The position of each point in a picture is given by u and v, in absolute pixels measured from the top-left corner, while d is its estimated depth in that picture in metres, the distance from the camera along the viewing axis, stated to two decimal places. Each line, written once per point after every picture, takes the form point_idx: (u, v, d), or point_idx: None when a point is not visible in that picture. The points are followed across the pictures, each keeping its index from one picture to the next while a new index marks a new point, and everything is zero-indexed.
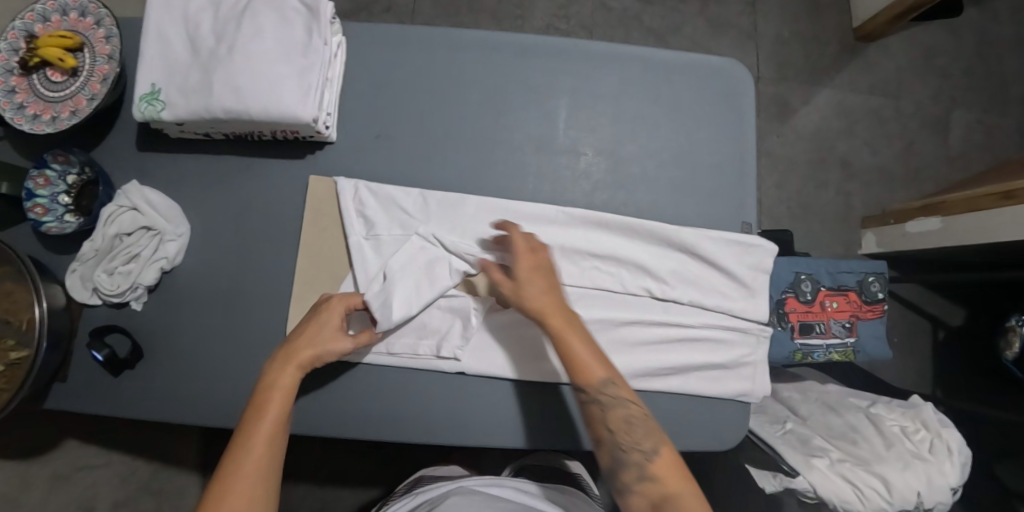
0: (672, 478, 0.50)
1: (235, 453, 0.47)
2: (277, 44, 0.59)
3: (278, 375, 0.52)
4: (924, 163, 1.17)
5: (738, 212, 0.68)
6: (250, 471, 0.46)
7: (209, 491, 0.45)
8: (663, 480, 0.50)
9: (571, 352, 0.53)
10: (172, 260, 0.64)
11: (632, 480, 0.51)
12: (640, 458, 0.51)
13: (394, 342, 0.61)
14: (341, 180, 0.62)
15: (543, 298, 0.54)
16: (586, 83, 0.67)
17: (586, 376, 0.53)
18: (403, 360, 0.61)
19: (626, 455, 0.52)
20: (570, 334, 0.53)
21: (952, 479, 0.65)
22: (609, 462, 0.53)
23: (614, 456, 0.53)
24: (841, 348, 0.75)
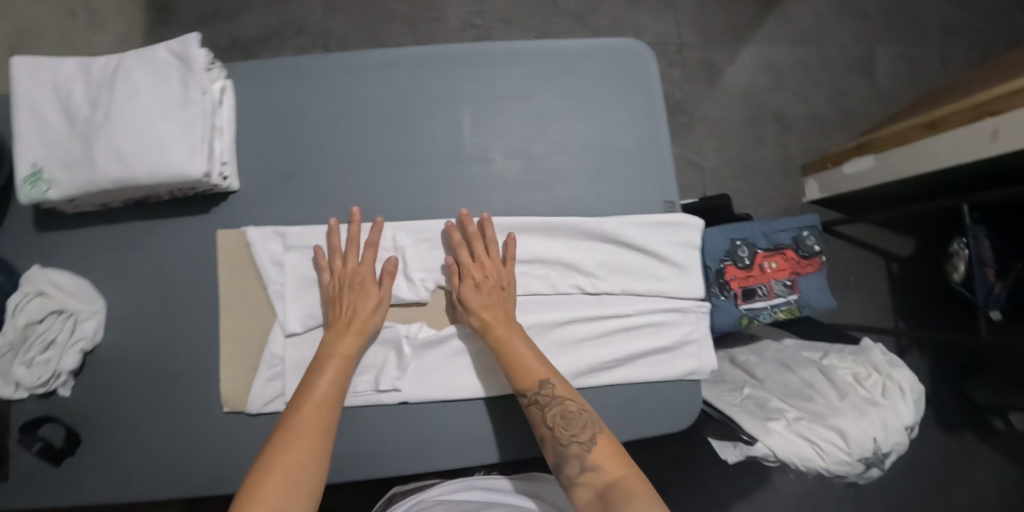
0: (613, 464, 0.51)
1: (297, 415, 0.52)
2: (154, 102, 0.57)
3: (338, 344, 0.57)
4: (854, 104, 1.18)
5: (659, 193, 0.67)
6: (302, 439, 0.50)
7: (260, 461, 0.49)
8: (602, 467, 0.51)
9: (512, 353, 0.57)
10: (93, 339, 0.62)
11: (574, 474, 0.52)
12: (581, 450, 0.52)
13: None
14: (249, 230, 0.61)
15: (481, 308, 0.58)
16: (485, 89, 0.66)
17: (521, 377, 0.55)
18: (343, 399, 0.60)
19: (567, 449, 0.53)
20: (513, 339, 0.57)
21: (906, 419, 0.66)
22: (553, 459, 0.54)
23: (556, 452, 0.53)
24: (786, 306, 0.75)
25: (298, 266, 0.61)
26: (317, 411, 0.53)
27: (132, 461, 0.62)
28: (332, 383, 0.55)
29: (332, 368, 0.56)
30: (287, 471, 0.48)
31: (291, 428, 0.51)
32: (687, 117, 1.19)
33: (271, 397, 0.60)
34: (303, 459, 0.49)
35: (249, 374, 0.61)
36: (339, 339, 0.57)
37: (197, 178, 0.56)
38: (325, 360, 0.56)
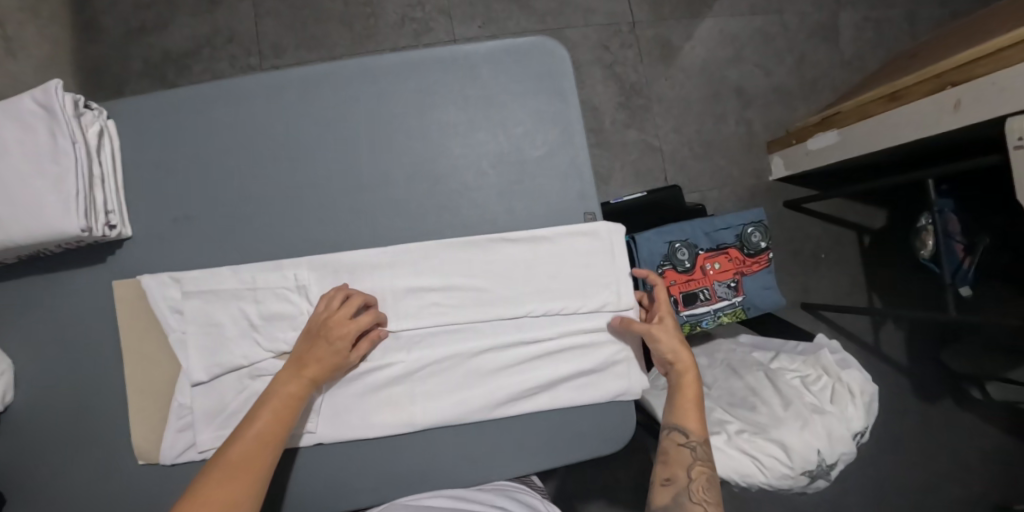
0: None
1: (233, 458, 0.48)
2: (24, 156, 0.54)
3: (287, 385, 0.53)
4: (820, 74, 1.11)
5: (579, 202, 0.62)
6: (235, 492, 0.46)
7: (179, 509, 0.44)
8: None
9: (687, 400, 0.55)
10: (3, 400, 0.60)
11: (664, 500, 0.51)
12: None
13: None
14: (143, 278, 0.58)
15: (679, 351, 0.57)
16: (385, 108, 0.61)
17: (690, 421, 0.54)
18: None
19: (689, 502, 0.50)
20: (690, 390, 0.56)
21: (853, 425, 0.63)
22: (665, 500, 0.51)
23: (675, 497, 0.51)
24: (730, 309, 0.72)
25: (194, 315, 0.58)
26: (255, 454, 0.48)
27: None
28: (276, 425, 0.51)
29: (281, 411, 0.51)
30: None
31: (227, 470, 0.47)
32: (643, 99, 1.12)
33: (185, 448, 0.59)
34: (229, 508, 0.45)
35: (163, 427, 0.59)
36: (290, 381, 0.53)
37: (75, 234, 0.53)
38: (274, 399, 0.52)
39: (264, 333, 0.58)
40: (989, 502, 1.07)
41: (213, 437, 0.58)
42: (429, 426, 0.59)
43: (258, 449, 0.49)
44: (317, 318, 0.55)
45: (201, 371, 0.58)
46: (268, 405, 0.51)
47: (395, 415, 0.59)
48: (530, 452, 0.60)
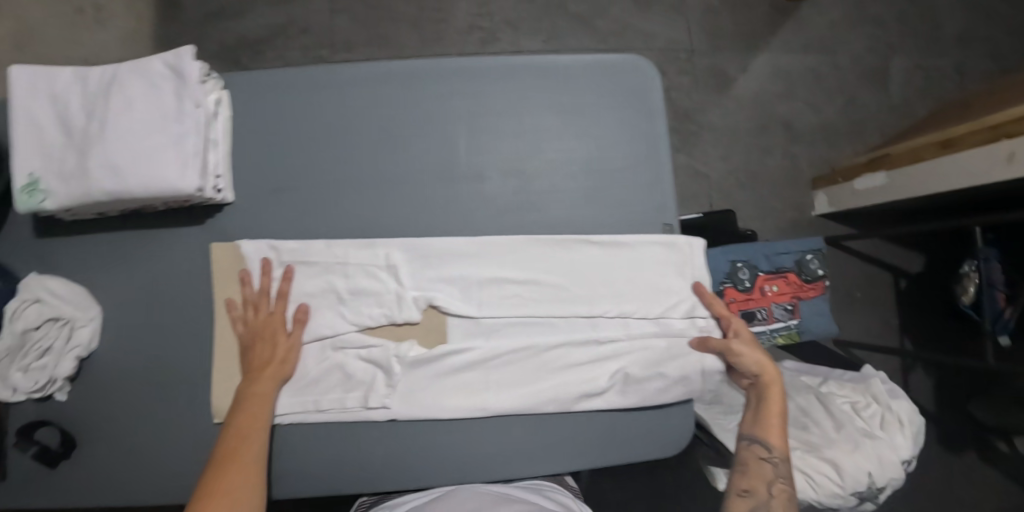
0: None
1: (225, 460, 0.50)
2: (148, 114, 0.57)
3: (253, 388, 0.56)
4: (868, 116, 1.15)
5: (658, 215, 0.66)
6: (234, 487, 0.49)
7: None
8: None
9: (771, 417, 0.58)
10: (89, 346, 0.63)
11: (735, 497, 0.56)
12: None
13: (321, 396, 0.60)
14: (244, 243, 0.61)
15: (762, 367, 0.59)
16: (482, 104, 0.65)
17: (771, 436, 0.57)
18: (334, 415, 0.60)
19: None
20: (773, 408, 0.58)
21: (903, 452, 0.65)
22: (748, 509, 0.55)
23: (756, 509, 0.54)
24: (786, 331, 0.74)
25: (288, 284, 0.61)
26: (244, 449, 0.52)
27: (127, 463, 0.65)
28: (254, 420, 0.54)
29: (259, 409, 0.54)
30: None
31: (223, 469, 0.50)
32: (694, 125, 1.16)
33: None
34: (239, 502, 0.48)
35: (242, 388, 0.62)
36: (254, 382, 0.56)
37: (189, 193, 0.56)
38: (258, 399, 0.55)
39: (352, 306, 0.62)
40: None
41: (291, 402, 0.60)
42: (500, 413, 0.61)
43: (246, 444, 0.52)
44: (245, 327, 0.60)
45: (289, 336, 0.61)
46: (245, 409, 0.54)
47: (469, 400, 0.61)
48: (597, 447, 0.62)
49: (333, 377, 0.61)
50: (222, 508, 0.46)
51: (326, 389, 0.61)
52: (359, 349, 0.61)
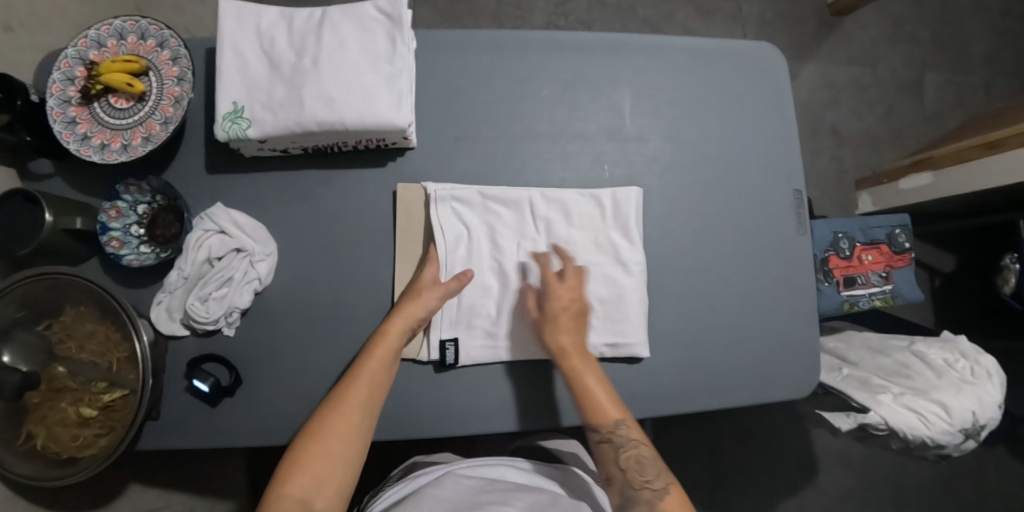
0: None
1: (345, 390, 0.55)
2: (361, 53, 0.60)
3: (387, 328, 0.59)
4: (903, 125, 1.29)
5: (789, 181, 0.75)
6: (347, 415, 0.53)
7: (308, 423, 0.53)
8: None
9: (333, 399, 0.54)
10: (263, 281, 0.64)
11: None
12: (652, 495, 0.57)
13: (502, 332, 0.64)
14: (430, 185, 0.64)
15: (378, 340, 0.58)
16: (644, 75, 0.72)
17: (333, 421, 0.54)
18: (508, 353, 0.64)
19: (637, 491, 0.58)
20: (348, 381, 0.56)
21: (997, 397, 0.74)
22: (618, 498, 0.59)
23: (625, 492, 0.59)
24: (882, 295, 0.83)
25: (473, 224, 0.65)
26: (360, 392, 0.55)
27: (290, 402, 0.65)
28: (381, 365, 0.57)
29: (589, 402, 0.59)
30: (329, 440, 0.51)
31: (333, 407, 0.54)
32: None
33: (444, 349, 0.62)
34: (341, 445, 0.52)
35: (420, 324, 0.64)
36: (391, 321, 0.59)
37: (399, 129, 0.59)
38: (583, 390, 0.59)
39: (529, 248, 0.65)
40: None
41: (475, 339, 0.63)
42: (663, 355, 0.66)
43: (367, 388, 0.55)
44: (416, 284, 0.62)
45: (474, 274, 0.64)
46: (375, 349, 0.57)
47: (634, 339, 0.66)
48: (741, 385, 0.70)
49: (509, 314, 0.64)
50: (332, 430, 0.52)
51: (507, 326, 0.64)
52: (538, 288, 0.65)
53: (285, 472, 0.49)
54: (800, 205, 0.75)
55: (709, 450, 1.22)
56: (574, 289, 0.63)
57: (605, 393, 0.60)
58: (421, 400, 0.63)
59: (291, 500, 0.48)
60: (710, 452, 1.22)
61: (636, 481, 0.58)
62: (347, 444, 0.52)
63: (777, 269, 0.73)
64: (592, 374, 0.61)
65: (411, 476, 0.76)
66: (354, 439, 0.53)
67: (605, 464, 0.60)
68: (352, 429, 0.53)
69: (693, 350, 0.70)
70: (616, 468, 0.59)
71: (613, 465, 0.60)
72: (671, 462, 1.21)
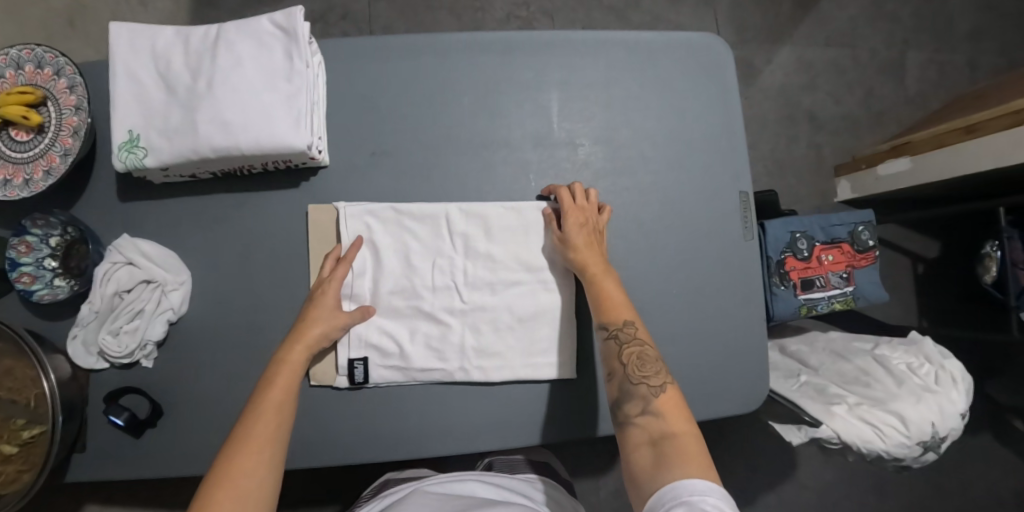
0: (676, 417, 0.49)
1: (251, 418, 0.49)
2: (257, 72, 0.57)
3: (288, 352, 0.55)
4: (884, 108, 1.23)
5: (734, 182, 0.70)
6: (262, 445, 0.47)
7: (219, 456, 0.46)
8: (666, 416, 0.49)
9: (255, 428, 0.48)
10: (178, 310, 0.63)
11: (634, 414, 0.51)
12: (648, 392, 0.51)
13: (415, 355, 0.62)
14: (341, 205, 0.62)
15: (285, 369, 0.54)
16: (573, 74, 0.68)
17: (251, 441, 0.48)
18: (427, 375, 0.62)
19: (635, 386, 0.52)
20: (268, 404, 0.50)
21: (960, 406, 0.69)
22: (614, 395, 0.53)
23: (622, 388, 0.53)
24: (842, 297, 0.79)
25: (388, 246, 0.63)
26: (264, 426, 0.49)
27: (212, 432, 0.64)
28: (285, 396, 0.52)
29: (600, 301, 0.56)
30: (244, 474, 0.45)
31: (235, 448, 0.47)
32: None
33: (352, 368, 0.61)
34: (250, 487, 0.45)
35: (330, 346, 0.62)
36: (292, 349, 0.55)
37: (301, 150, 0.57)
38: (599, 291, 0.57)
39: (443, 266, 0.63)
40: (999, 502, 1.21)
41: (387, 361, 0.62)
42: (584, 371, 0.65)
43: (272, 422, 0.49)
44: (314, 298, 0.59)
45: (384, 288, 0.62)
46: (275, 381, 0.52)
47: (551, 357, 0.63)
48: (686, 401, 0.66)
49: (422, 335, 0.62)
50: (245, 462, 0.46)
51: (420, 348, 0.62)
52: (455, 307, 0.63)
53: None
54: (747, 207, 0.70)
55: None
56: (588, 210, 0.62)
57: (619, 296, 0.57)
58: (342, 424, 0.62)
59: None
60: None
61: (635, 376, 0.53)
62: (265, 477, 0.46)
63: (724, 276, 0.69)
64: (611, 280, 0.58)
65: (382, 494, 0.71)
66: (264, 479, 0.46)
67: (608, 359, 0.55)
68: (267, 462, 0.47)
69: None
70: (618, 364, 0.54)
71: (616, 361, 0.54)
72: None
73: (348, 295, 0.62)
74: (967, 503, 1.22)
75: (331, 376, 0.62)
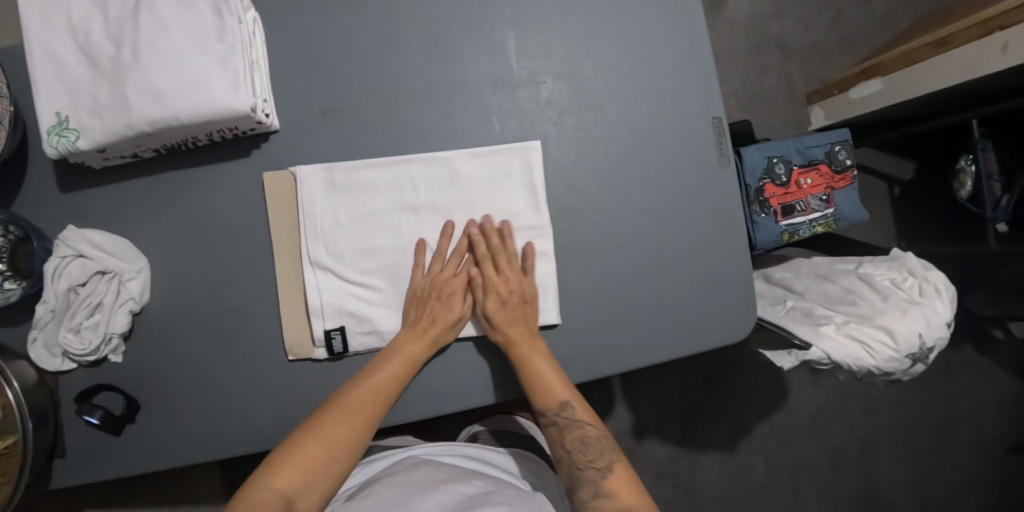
0: (625, 493, 0.58)
1: (356, 399, 0.55)
2: (185, 34, 0.53)
3: (413, 345, 0.58)
4: (853, 30, 1.21)
5: (707, 108, 0.67)
6: (352, 426, 0.54)
7: (326, 411, 0.54)
8: (616, 494, 0.57)
9: (355, 411, 0.55)
10: (141, 299, 0.60)
11: (588, 497, 0.58)
12: (596, 475, 0.59)
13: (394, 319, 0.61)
14: (298, 169, 0.59)
15: (401, 354, 0.58)
16: (529, 9, 0.64)
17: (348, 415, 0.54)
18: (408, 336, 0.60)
19: (582, 472, 0.60)
20: (368, 388, 0.56)
21: (944, 315, 0.70)
22: (567, 479, 0.61)
23: (571, 474, 0.61)
24: (824, 220, 0.77)
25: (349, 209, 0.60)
26: (368, 403, 0.55)
27: (192, 420, 0.61)
28: (392, 381, 0.57)
29: (538, 389, 0.58)
30: (333, 442, 0.53)
31: (343, 409, 0.55)
32: None
33: (329, 338, 0.60)
34: (322, 460, 0.53)
35: (303, 318, 0.61)
36: (415, 341, 0.59)
37: (244, 114, 0.53)
38: (534, 378, 0.58)
39: (410, 225, 0.61)
40: (983, 408, 1.25)
41: (365, 327, 0.61)
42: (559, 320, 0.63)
43: (374, 400, 0.56)
44: (424, 283, 0.60)
45: (348, 251, 0.60)
46: (393, 364, 0.57)
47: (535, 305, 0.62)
48: (673, 336, 0.65)
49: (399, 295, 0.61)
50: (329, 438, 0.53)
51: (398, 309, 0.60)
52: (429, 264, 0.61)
53: (281, 464, 0.51)
54: (722, 132, 0.68)
55: (679, 391, 1.20)
56: (512, 275, 0.61)
57: (553, 377, 0.59)
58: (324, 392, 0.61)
59: (278, 493, 0.50)
60: (680, 393, 1.20)
61: (581, 462, 0.60)
62: (346, 450, 0.54)
63: (701, 205, 0.67)
64: (543, 360, 0.59)
65: (365, 462, 0.70)
66: (353, 443, 0.55)
67: (554, 443, 0.62)
68: (352, 437, 0.54)
69: (616, 307, 0.64)
70: (563, 449, 0.62)
71: (561, 446, 0.62)
72: (641, 409, 1.19)
73: (313, 264, 0.60)
74: (952, 413, 1.26)
75: (310, 345, 0.61)
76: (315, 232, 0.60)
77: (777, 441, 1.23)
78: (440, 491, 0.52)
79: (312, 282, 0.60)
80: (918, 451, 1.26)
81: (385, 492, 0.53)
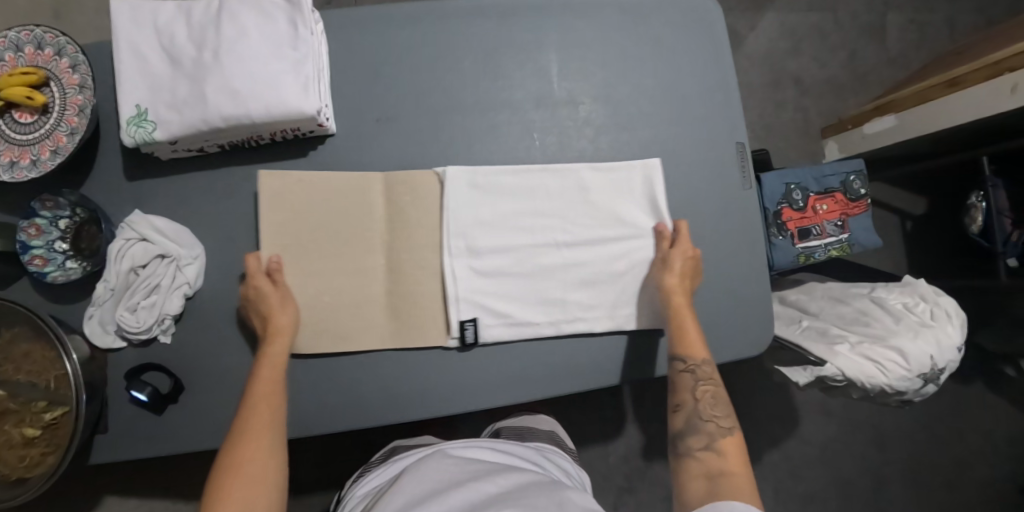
0: (734, 457, 0.55)
1: (244, 418, 0.52)
2: (262, 41, 0.58)
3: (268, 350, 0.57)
4: (867, 69, 1.27)
5: (732, 134, 0.72)
6: (257, 437, 0.51)
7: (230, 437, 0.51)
8: (725, 454, 0.55)
9: (251, 426, 0.52)
10: (194, 285, 0.63)
11: (696, 446, 0.57)
12: (715, 429, 0.58)
13: (515, 311, 0.65)
14: (447, 170, 0.63)
15: (266, 360, 0.56)
16: (571, 35, 0.69)
17: (249, 430, 0.52)
18: (525, 330, 0.65)
19: (702, 422, 0.58)
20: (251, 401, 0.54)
21: (955, 339, 0.73)
22: (680, 426, 0.59)
23: (688, 422, 0.59)
24: (838, 244, 0.81)
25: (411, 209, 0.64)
26: (261, 407, 0.53)
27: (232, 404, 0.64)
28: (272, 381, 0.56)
29: (680, 336, 0.62)
30: (250, 458, 0.50)
31: (240, 429, 0.52)
32: None
33: (464, 329, 0.63)
34: (263, 473, 0.50)
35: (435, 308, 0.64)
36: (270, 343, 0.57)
37: (310, 116, 0.57)
38: (678, 326, 0.62)
39: (542, 227, 0.66)
40: (991, 440, 1.27)
41: (497, 320, 0.64)
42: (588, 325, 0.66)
43: (265, 408, 0.54)
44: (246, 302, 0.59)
45: (485, 249, 0.65)
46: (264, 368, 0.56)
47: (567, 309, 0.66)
48: None
49: (534, 291, 0.66)
50: (248, 457, 0.50)
51: (531, 304, 0.65)
52: (557, 264, 0.66)
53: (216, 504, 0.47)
54: (744, 157, 0.72)
55: None
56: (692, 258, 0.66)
57: (696, 336, 0.62)
58: (361, 384, 0.63)
59: None
60: None
61: (705, 414, 0.59)
62: (269, 460, 0.51)
63: (725, 224, 0.71)
64: (688, 318, 0.63)
65: (395, 458, 0.72)
66: (270, 455, 0.51)
67: (679, 390, 0.61)
68: (266, 450, 0.51)
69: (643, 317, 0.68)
70: (690, 398, 0.60)
71: (688, 394, 0.61)
72: (652, 427, 1.21)
73: (454, 257, 0.64)
74: (960, 448, 1.27)
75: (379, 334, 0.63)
76: (392, 230, 0.64)
77: (787, 467, 1.24)
78: (466, 489, 0.54)
79: (451, 274, 0.64)
80: (926, 484, 1.26)
81: (412, 492, 0.56)
